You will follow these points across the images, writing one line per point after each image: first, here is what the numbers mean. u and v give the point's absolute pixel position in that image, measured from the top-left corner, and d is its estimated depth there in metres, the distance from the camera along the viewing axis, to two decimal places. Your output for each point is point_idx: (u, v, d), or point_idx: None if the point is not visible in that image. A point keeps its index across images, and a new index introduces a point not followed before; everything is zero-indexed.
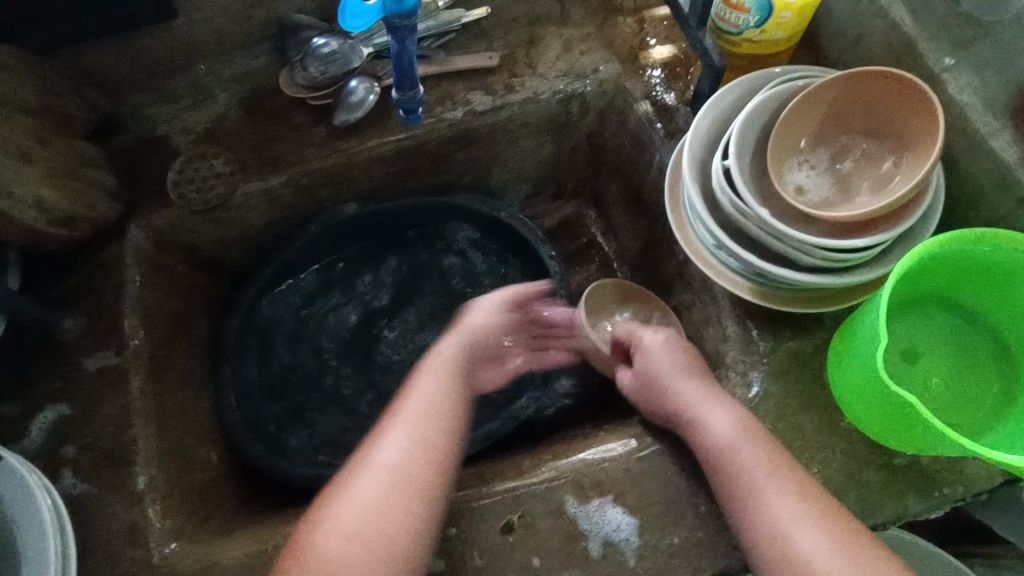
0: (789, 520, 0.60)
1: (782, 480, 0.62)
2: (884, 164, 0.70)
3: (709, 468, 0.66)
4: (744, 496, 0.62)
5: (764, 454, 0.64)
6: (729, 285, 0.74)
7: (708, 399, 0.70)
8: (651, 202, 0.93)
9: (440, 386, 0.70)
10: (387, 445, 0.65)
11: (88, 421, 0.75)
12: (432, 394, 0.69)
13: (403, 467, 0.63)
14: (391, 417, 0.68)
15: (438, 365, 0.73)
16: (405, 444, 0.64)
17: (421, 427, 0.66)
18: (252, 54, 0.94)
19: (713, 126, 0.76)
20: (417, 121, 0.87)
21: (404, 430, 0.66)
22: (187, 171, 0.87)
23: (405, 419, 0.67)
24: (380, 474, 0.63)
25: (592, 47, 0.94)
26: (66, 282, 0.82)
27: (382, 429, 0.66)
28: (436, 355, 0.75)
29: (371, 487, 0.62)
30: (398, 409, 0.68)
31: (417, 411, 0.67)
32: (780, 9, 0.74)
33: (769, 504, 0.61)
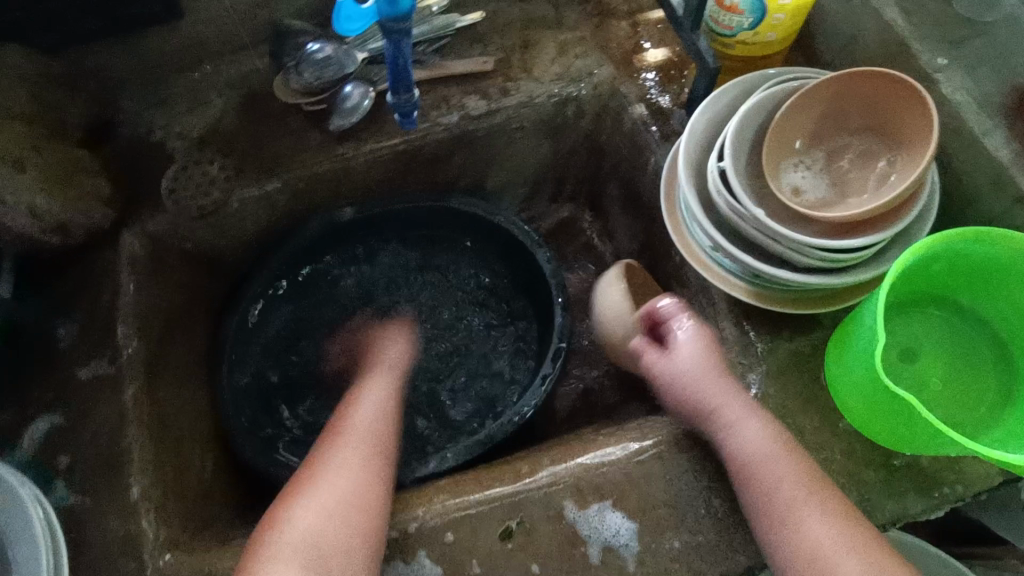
0: (833, 540, 0.60)
1: (820, 497, 0.63)
2: (879, 164, 0.70)
3: (739, 480, 0.66)
4: (777, 514, 0.63)
5: (800, 471, 0.65)
6: (726, 286, 0.74)
7: (742, 413, 0.69)
8: (647, 204, 0.93)
9: (383, 410, 0.80)
10: (337, 462, 0.71)
11: (81, 430, 0.74)
12: (372, 420, 0.77)
13: (361, 475, 0.69)
14: (335, 443, 0.74)
15: (372, 398, 0.82)
16: (361, 455, 0.72)
17: (375, 441, 0.75)
18: (247, 59, 0.94)
19: (708, 128, 0.76)
20: (412, 125, 0.85)
21: (353, 453, 0.72)
22: (181, 178, 0.87)
23: (355, 443, 0.73)
24: (337, 485, 0.68)
25: (586, 51, 0.94)
26: (60, 290, 0.81)
27: (329, 448, 0.73)
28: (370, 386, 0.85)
29: (330, 494, 0.67)
30: (341, 430, 0.76)
31: (367, 436, 0.75)
32: (773, 11, 0.74)
33: (806, 522, 0.62)
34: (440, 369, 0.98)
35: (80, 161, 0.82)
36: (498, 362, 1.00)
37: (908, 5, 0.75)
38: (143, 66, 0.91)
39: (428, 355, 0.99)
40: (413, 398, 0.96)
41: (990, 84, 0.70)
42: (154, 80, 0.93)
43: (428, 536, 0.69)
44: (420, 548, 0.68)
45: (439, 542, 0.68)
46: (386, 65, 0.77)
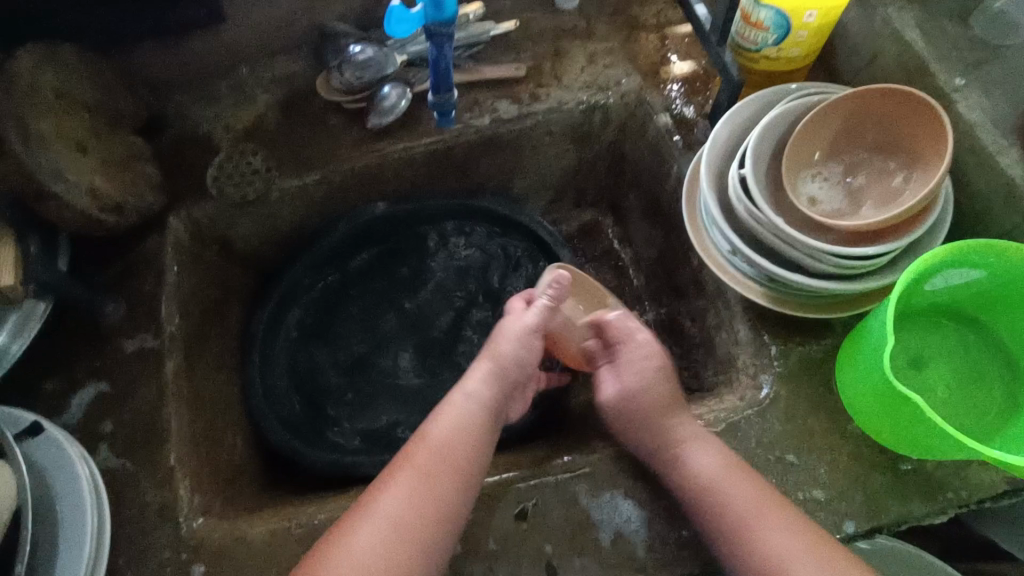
0: (790, 556, 0.61)
1: (771, 514, 0.64)
2: (895, 179, 0.73)
3: (693, 507, 0.68)
4: (732, 538, 0.65)
5: (755, 490, 0.66)
6: (742, 289, 0.77)
7: (690, 435, 0.71)
8: (668, 210, 0.97)
9: (457, 435, 0.70)
10: (392, 495, 0.65)
11: (126, 399, 0.79)
12: (444, 443, 0.69)
13: (414, 513, 0.64)
14: (404, 463, 0.68)
15: (464, 410, 0.73)
16: (419, 491, 0.65)
17: (438, 475, 0.67)
18: (291, 58, 1.00)
19: (731, 138, 0.79)
20: (450, 122, 0.92)
21: (414, 477, 0.67)
22: (226, 168, 0.92)
23: (420, 467, 0.67)
24: (386, 525, 0.63)
25: (615, 61, 0.98)
26: (109, 268, 0.86)
27: (392, 474, 0.67)
28: (464, 396, 0.74)
29: (393, 518, 0.64)
30: (411, 451, 0.69)
31: (434, 462, 0.68)
32: (797, 29, 0.78)
33: (756, 541, 0.63)
34: (460, 361, 1.02)
35: (135, 148, 0.88)
36: None
37: (928, 27, 0.78)
38: (195, 62, 0.96)
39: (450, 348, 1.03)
40: (434, 387, 1.00)
41: (1005, 105, 0.72)
42: (204, 75, 0.98)
43: None
44: None
45: None
46: (430, 68, 0.81)
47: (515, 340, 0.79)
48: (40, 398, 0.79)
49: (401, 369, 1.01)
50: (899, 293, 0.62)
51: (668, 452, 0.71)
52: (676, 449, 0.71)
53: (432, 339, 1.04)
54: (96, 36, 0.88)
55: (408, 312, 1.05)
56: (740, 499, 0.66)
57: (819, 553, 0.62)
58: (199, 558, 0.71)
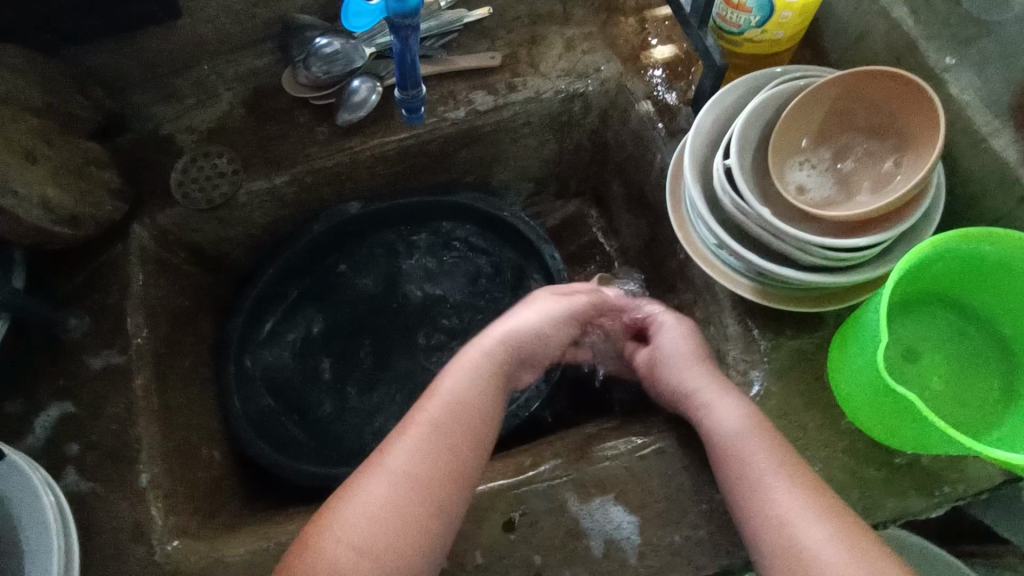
0: (802, 514, 0.58)
1: (786, 472, 0.61)
2: (885, 164, 0.70)
3: (716, 457, 0.66)
4: (748, 495, 0.61)
5: (775, 450, 0.63)
6: (730, 284, 0.75)
7: (714, 389, 0.69)
8: (653, 201, 0.93)
9: (471, 391, 0.68)
10: (404, 448, 0.63)
11: (92, 419, 0.76)
12: (457, 397, 0.67)
13: (422, 471, 0.61)
14: (412, 419, 0.65)
15: (476, 363, 0.71)
16: (435, 440, 0.63)
17: (451, 426, 0.65)
18: (255, 53, 0.95)
19: (715, 126, 0.76)
20: (419, 119, 0.86)
21: (422, 432, 0.64)
22: (190, 171, 0.88)
23: (429, 421, 0.65)
24: (400, 481, 0.60)
25: (594, 47, 0.94)
26: (70, 281, 0.82)
27: (403, 428, 0.65)
28: (480, 352, 0.72)
29: (405, 472, 0.61)
30: (423, 407, 0.66)
31: (442, 417, 0.65)
32: (781, 9, 0.74)
33: (772, 497, 0.60)
34: (443, 363, 0.99)
35: (91, 154, 0.83)
36: None
37: None
38: (152, 59, 0.91)
39: (433, 349, 1.00)
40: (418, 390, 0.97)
41: None
42: (163, 73, 0.93)
43: None
44: None
45: None
46: (394, 61, 0.77)
47: (546, 318, 0.78)
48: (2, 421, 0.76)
49: (383, 372, 0.98)
50: (892, 286, 0.59)
51: (694, 402, 0.70)
52: (701, 402, 0.69)
53: (415, 340, 1.01)
54: (43, 35, 0.83)
55: (390, 314, 1.02)
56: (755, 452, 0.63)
57: (829, 517, 0.58)
58: None
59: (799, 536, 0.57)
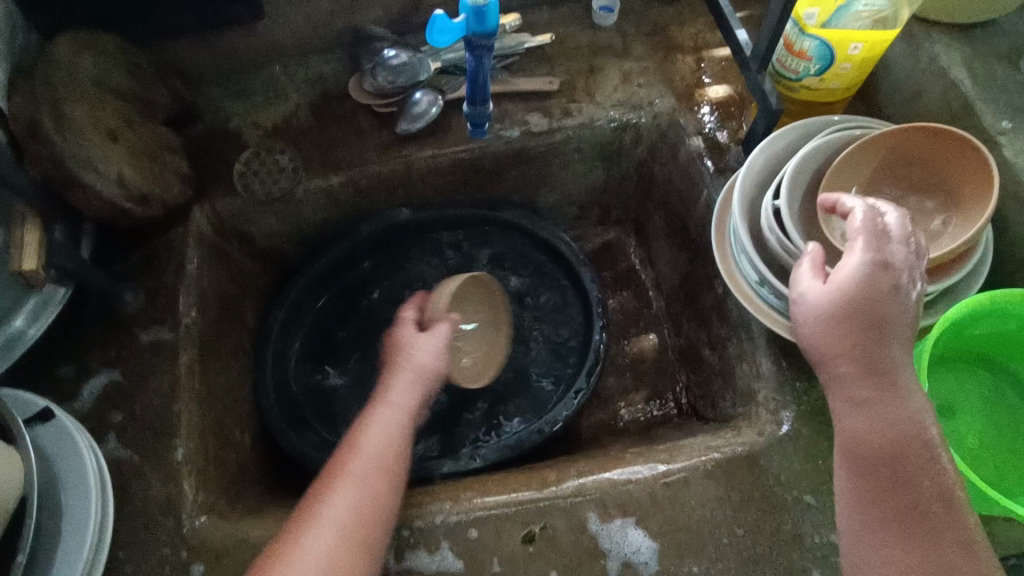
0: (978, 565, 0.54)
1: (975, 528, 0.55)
2: (933, 223, 0.71)
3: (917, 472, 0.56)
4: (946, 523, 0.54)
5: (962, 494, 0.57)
6: (770, 322, 0.75)
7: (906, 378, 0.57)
8: (693, 235, 0.95)
9: (391, 444, 0.70)
10: (336, 500, 0.64)
11: (137, 390, 0.78)
12: (378, 450, 0.69)
13: (350, 525, 0.62)
14: (338, 472, 0.66)
15: (388, 419, 0.72)
16: (361, 487, 0.65)
17: (373, 476, 0.66)
18: (325, 58, 1.00)
19: (766, 167, 0.78)
20: (482, 134, 0.92)
21: (353, 485, 0.65)
22: (253, 164, 0.92)
23: (354, 475, 0.66)
24: (333, 530, 0.61)
25: (649, 81, 0.97)
26: (131, 257, 0.86)
27: (332, 481, 0.65)
28: (390, 405, 0.74)
29: (335, 526, 0.62)
30: (345, 461, 0.67)
31: (368, 469, 0.67)
32: (841, 60, 0.76)
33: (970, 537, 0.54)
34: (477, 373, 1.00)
35: (166, 139, 0.87)
36: (534, 378, 0.99)
37: (975, 67, 0.77)
38: (230, 56, 0.97)
39: None
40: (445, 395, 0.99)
41: None
42: (238, 70, 0.98)
43: (451, 530, 0.71)
44: (444, 541, 0.71)
45: (462, 538, 0.71)
46: (467, 78, 0.81)
47: (437, 353, 0.80)
48: (54, 383, 0.79)
49: None
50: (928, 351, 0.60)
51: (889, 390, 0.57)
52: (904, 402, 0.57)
53: None
54: (136, 25, 0.89)
55: None
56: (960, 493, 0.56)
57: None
58: (200, 558, 0.70)
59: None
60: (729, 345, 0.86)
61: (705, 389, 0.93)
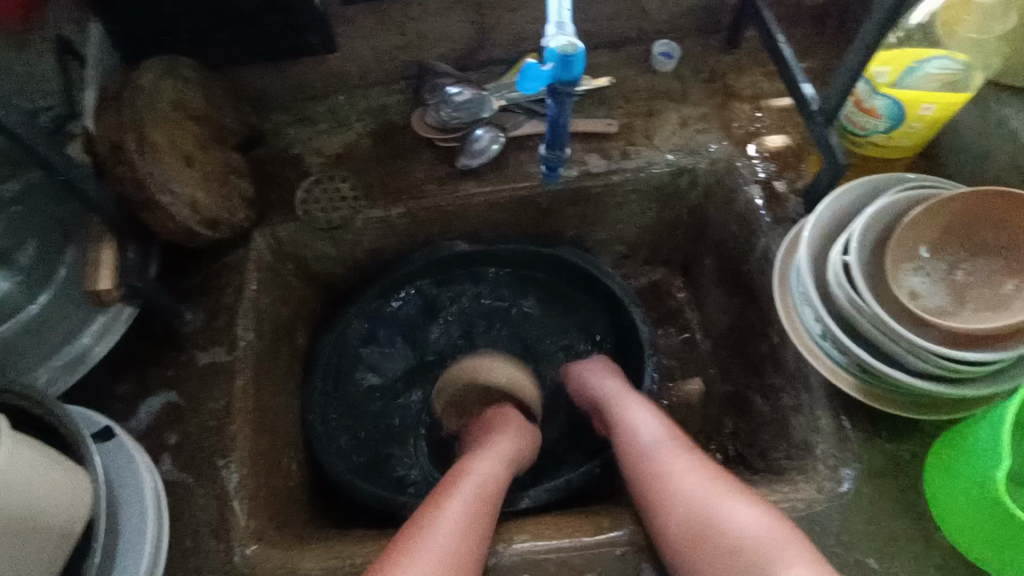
0: (682, 489, 0.68)
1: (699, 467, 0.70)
2: (1006, 286, 0.71)
3: (625, 449, 0.77)
4: (642, 467, 0.73)
5: (696, 456, 0.72)
6: (832, 377, 0.75)
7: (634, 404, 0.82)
8: (746, 281, 0.94)
9: (493, 481, 0.75)
10: (448, 519, 0.67)
11: (193, 411, 0.79)
12: (487, 484, 0.73)
13: (461, 541, 0.65)
14: (446, 495, 0.70)
15: (492, 461, 0.78)
16: (468, 511, 0.68)
17: (478, 505, 0.70)
18: (388, 90, 1.02)
19: (833, 220, 0.78)
20: (554, 178, 0.92)
21: (463, 510, 0.68)
22: (313, 191, 0.93)
23: (466, 501, 0.70)
24: (445, 545, 0.64)
25: (708, 127, 0.98)
26: (193, 277, 0.87)
27: (439, 504, 0.69)
28: (489, 450, 0.80)
29: (449, 541, 0.64)
30: (454, 488, 0.72)
31: (476, 497, 0.71)
32: (911, 119, 0.77)
33: (669, 470, 0.70)
34: None
35: (233, 163, 0.89)
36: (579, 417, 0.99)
37: None
38: (297, 86, 0.99)
39: None
40: None
41: None
42: (302, 98, 1.01)
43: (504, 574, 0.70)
44: None
45: None
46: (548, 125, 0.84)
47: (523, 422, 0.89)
48: (112, 400, 0.80)
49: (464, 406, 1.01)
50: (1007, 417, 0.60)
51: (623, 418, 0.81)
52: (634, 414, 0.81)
53: None
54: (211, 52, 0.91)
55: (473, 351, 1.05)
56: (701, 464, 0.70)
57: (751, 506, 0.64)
58: None
59: (709, 511, 0.65)
60: (785, 396, 0.84)
61: (755, 439, 0.91)
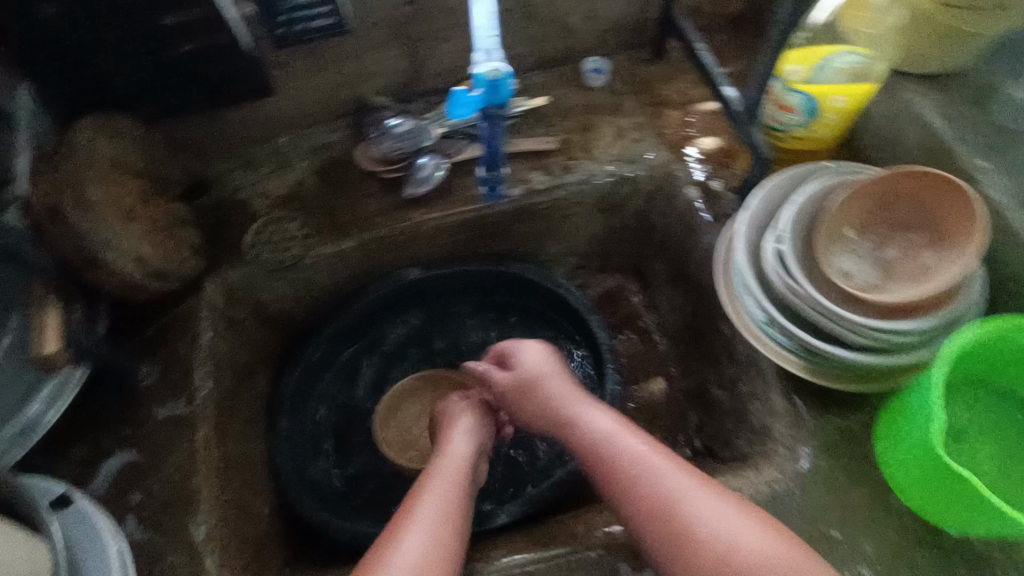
0: (672, 499, 0.67)
1: (681, 473, 0.69)
2: (928, 257, 0.75)
3: (594, 453, 0.75)
4: (624, 476, 0.71)
5: (675, 462, 0.71)
6: (781, 361, 0.77)
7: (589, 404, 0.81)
8: (693, 278, 0.98)
9: (449, 501, 0.74)
10: (406, 557, 0.65)
11: (153, 468, 0.77)
12: (443, 506, 0.72)
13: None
14: (402, 528, 0.69)
15: (444, 479, 0.77)
16: (433, 536, 0.68)
17: (440, 529, 0.69)
18: (330, 128, 1.03)
19: (763, 214, 0.82)
20: (497, 197, 0.95)
21: (420, 542, 0.67)
22: (264, 234, 0.94)
23: (422, 530, 0.69)
24: None
25: (643, 136, 1.02)
26: (145, 332, 0.86)
27: (395, 540, 0.67)
28: (441, 470, 0.79)
29: None
30: (407, 519, 0.70)
31: (433, 523, 0.70)
32: (825, 111, 0.83)
33: (654, 480, 0.69)
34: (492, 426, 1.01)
35: (178, 214, 0.89)
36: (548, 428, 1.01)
37: (947, 112, 0.83)
38: (237, 132, 0.99)
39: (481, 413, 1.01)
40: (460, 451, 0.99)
41: None
42: (243, 142, 1.01)
43: None
44: None
45: None
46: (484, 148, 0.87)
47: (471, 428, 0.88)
48: (68, 466, 0.77)
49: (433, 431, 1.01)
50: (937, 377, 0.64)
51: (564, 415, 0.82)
52: (578, 412, 0.80)
53: None
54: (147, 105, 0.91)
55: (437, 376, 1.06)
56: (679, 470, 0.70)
57: (731, 510, 0.65)
58: None
59: (695, 521, 0.64)
60: (740, 384, 0.87)
61: (718, 430, 0.93)
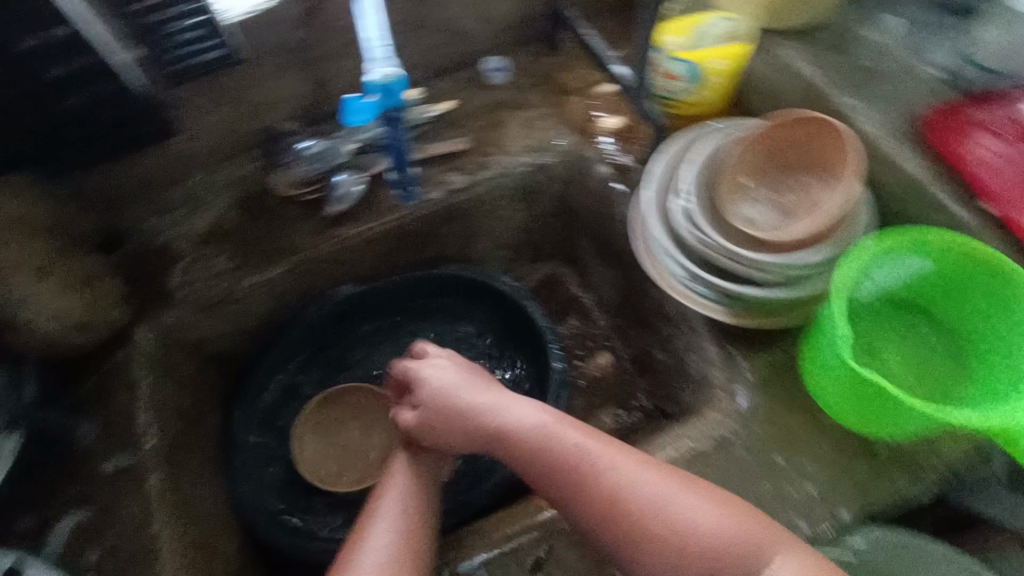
0: (625, 489, 0.65)
1: (630, 461, 0.67)
2: (816, 192, 0.82)
3: (537, 456, 0.70)
4: (576, 476, 0.67)
5: (618, 447, 0.69)
6: (706, 310, 0.81)
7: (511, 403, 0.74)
8: (618, 250, 1.02)
9: (400, 541, 0.69)
10: None
11: (106, 522, 0.75)
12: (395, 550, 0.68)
13: None
14: None
15: (389, 516, 0.72)
16: None
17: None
18: (243, 160, 1.04)
19: (665, 179, 0.87)
20: (411, 199, 0.98)
21: None
22: (191, 273, 0.93)
23: None
24: None
25: (550, 123, 1.06)
26: (80, 389, 0.84)
27: None
28: (383, 510, 0.73)
29: None
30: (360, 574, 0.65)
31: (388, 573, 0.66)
32: (707, 75, 0.88)
33: (604, 473, 0.66)
34: None
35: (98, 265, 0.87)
36: None
37: (815, 60, 0.90)
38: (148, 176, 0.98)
39: None
40: None
41: (894, 115, 0.84)
42: (155, 186, 1.00)
43: None
44: None
45: None
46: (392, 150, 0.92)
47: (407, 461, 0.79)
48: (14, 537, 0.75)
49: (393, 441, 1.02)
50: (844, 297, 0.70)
51: (495, 420, 0.74)
52: (504, 415, 0.74)
53: None
54: None
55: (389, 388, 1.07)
56: (625, 459, 0.67)
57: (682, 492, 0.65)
58: None
59: (648, 511, 0.64)
60: (675, 340, 0.91)
61: (665, 389, 0.97)
